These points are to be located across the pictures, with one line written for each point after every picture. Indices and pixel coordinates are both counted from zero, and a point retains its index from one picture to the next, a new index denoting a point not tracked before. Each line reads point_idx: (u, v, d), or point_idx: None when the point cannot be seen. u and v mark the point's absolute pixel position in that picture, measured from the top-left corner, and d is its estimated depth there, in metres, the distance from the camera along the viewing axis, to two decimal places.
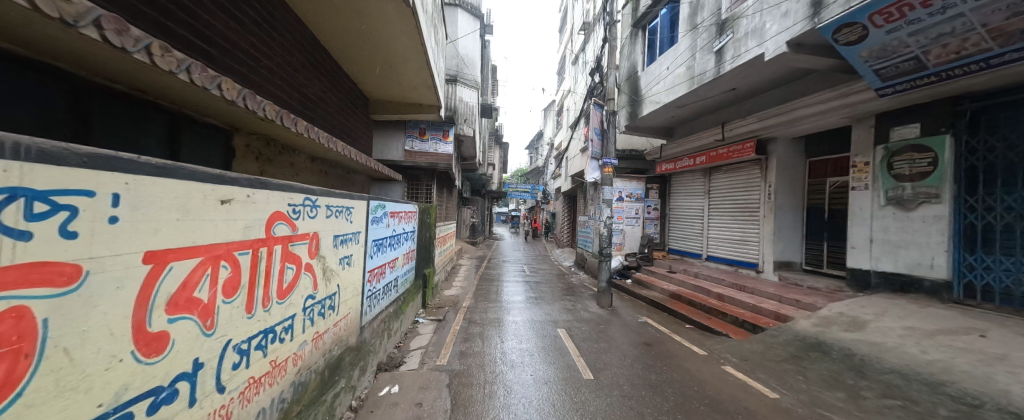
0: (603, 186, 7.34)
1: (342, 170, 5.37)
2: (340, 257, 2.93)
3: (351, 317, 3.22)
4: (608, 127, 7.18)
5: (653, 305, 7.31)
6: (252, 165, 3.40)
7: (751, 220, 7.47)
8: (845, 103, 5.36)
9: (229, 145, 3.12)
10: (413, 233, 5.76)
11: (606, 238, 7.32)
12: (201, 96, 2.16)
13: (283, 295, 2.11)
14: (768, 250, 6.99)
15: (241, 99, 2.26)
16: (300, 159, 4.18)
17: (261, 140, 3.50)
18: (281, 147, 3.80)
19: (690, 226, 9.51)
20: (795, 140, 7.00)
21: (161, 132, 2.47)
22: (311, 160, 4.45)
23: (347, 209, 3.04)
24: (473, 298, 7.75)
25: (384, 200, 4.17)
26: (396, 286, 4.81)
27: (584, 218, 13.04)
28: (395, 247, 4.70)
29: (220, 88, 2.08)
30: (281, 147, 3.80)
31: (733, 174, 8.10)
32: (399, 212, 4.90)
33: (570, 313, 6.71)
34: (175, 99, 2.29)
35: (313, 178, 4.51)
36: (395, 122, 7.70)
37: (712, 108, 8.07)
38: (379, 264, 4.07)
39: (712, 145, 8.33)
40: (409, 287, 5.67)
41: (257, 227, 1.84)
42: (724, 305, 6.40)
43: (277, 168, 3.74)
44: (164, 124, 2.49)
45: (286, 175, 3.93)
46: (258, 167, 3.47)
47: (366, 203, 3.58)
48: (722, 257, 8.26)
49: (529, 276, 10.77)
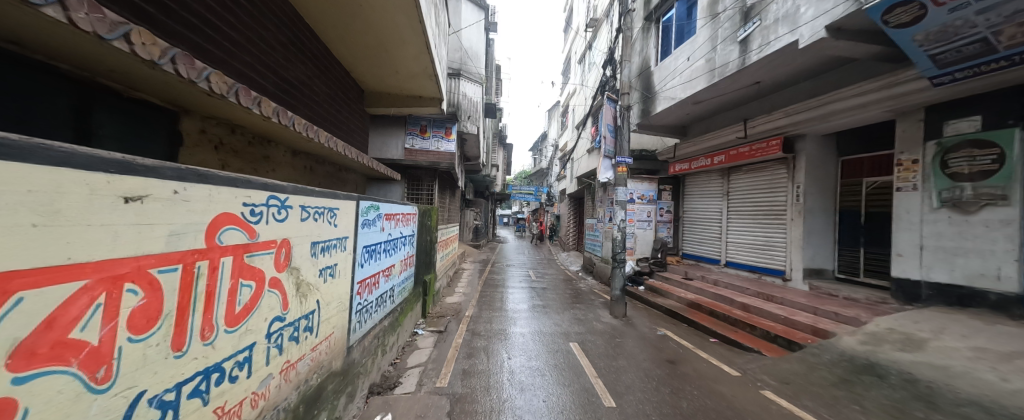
0: (616, 186, 6.84)
1: (331, 167, 4.93)
2: (320, 268, 2.47)
3: (335, 337, 2.75)
4: (622, 123, 6.74)
5: (670, 315, 6.78)
6: (210, 155, 2.96)
7: (776, 224, 6.93)
8: (889, 95, 4.82)
9: (177, 130, 2.67)
10: (411, 237, 5.28)
11: (619, 242, 6.80)
12: (110, 56, 1.64)
13: (234, 321, 1.64)
14: (797, 257, 6.44)
15: (168, 62, 1.71)
16: (276, 152, 3.74)
17: (222, 126, 3.05)
18: (250, 137, 3.37)
19: (707, 229, 8.96)
20: (825, 137, 6.45)
21: (74, 109, 2.01)
22: (291, 154, 4.00)
23: (330, 210, 2.58)
24: (477, 306, 7.26)
25: (378, 201, 3.72)
26: (391, 296, 4.32)
27: (592, 221, 12.56)
28: (391, 253, 4.23)
29: (128, 40, 1.51)
30: (248, 136, 3.35)
31: (755, 174, 7.55)
32: (397, 215, 4.43)
33: (582, 324, 6.18)
34: (91, 65, 1.81)
35: (293, 174, 4.06)
36: (395, 118, 7.27)
37: (732, 104, 7.55)
38: (372, 273, 3.61)
39: (732, 143, 7.80)
40: (407, 297, 5.19)
41: (188, 234, 1.35)
42: (750, 316, 5.85)
43: (243, 160, 3.30)
44: (78, 98, 2.03)
45: (256, 169, 3.48)
46: (218, 159, 3.03)
47: (356, 203, 3.12)
48: (743, 263, 7.71)
49: (535, 282, 10.26)
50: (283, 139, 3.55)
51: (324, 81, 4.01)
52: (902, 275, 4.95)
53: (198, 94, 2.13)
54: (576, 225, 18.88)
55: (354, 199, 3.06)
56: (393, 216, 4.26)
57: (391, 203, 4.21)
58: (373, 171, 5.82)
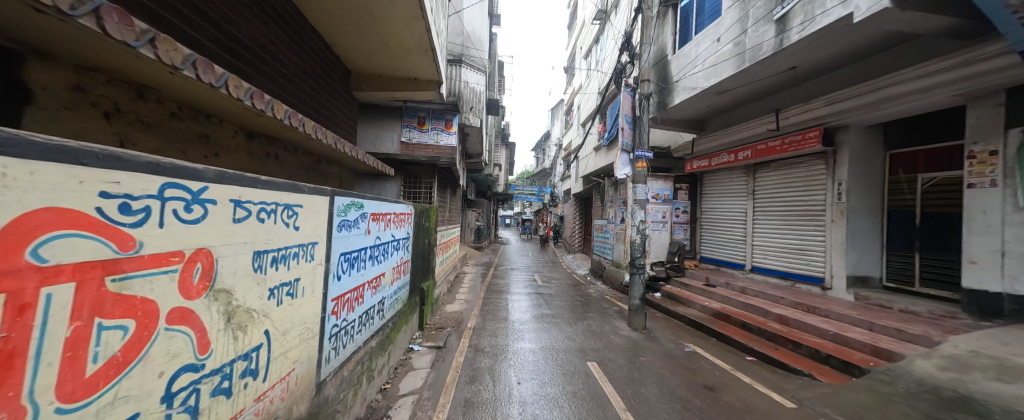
0: (634, 184, 6.16)
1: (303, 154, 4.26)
2: (272, 288, 1.82)
3: (298, 375, 2.10)
4: (642, 112, 6.06)
5: (695, 327, 6.10)
6: (107, 128, 2.14)
7: (811, 226, 6.26)
8: (963, 76, 4.10)
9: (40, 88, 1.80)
10: (406, 240, 4.63)
11: (638, 246, 6.11)
12: None
13: (79, 392, 0.95)
14: (839, 263, 5.76)
15: None
16: (216, 129, 2.99)
17: (124, 88, 2.22)
18: (171, 107, 2.56)
19: (729, 231, 8.26)
20: (870, 128, 5.77)
21: None
22: (240, 134, 3.28)
23: (288, 208, 1.93)
24: (480, 316, 6.59)
25: (364, 199, 3.09)
26: (380, 310, 3.67)
27: (601, 222, 11.89)
28: (380, 260, 3.60)
29: None
30: (174, 106, 2.60)
31: (786, 171, 6.86)
32: (388, 215, 3.79)
33: (598, 339, 5.48)
34: None
35: (246, 160, 3.35)
36: (390, 108, 6.63)
37: (762, 93, 6.85)
38: (355, 286, 2.97)
39: (760, 138, 7.12)
40: (401, 308, 4.54)
41: None
42: (790, 331, 5.15)
43: (163, 137, 2.52)
44: None
45: (192, 153, 2.76)
46: (121, 134, 2.23)
47: (330, 199, 2.47)
48: (773, 269, 7.00)
49: (542, 288, 9.58)
50: (230, 115, 2.85)
51: (292, 47, 3.33)
52: (977, 286, 4.25)
53: (60, 25, 1.35)
54: (581, 226, 18.17)
55: (328, 193, 2.41)
56: (383, 216, 3.62)
57: (382, 200, 3.59)
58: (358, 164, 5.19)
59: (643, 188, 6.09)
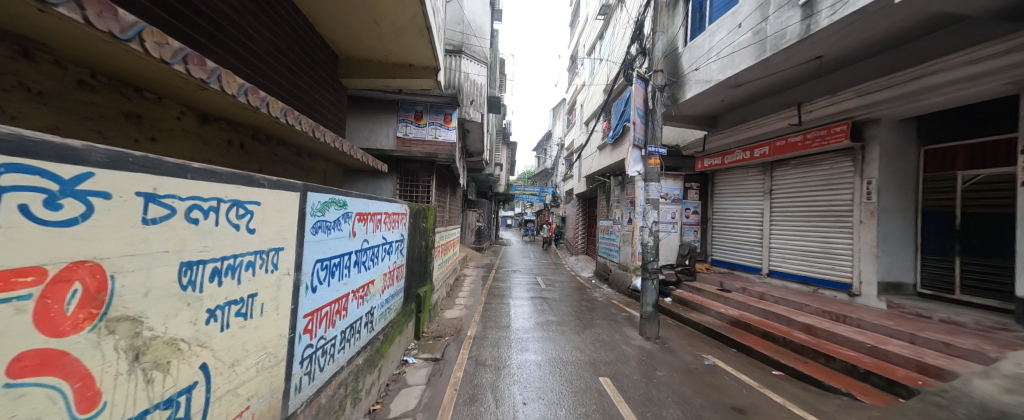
0: (647, 183, 5.74)
1: (270, 142, 3.82)
2: (212, 310, 1.40)
3: (255, 414, 1.68)
4: (655, 105, 5.66)
5: (712, 336, 5.67)
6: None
7: (836, 228, 5.85)
8: (1018, 61, 3.67)
9: None
10: (399, 243, 4.22)
11: (651, 249, 5.66)
12: None
13: None
14: (868, 268, 5.33)
15: None
16: (150, 106, 2.51)
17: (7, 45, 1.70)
18: (81, 73, 2.06)
19: (744, 232, 7.83)
20: (902, 122, 5.34)
21: None
22: (184, 114, 2.79)
23: (236, 205, 1.51)
24: (480, 323, 6.19)
25: (348, 196, 2.68)
26: (368, 322, 3.27)
27: (607, 223, 11.47)
28: (368, 266, 3.19)
29: None
30: (85, 72, 2.08)
31: (808, 169, 6.43)
32: (377, 215, 3.39)
33: (608, 350, 5.06)
34: None
35: (193, 146, 2.88)
36: (385, 101, 6.24)
37: (782, 85, 6.43)
38: (337, 298, 2.56)
39: (779, 133, 6.69)
40: (394, 318, 4.13)
41: None
42: (820, 342, 4.71)
43: (70, 112, 2.02)
44: None
45: (115, 135, 2.28)
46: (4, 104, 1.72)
47: (302, 196, 2.05)
48: (794, 273, 6.57)
49: (545, 292, 9.15)
50: (169, 91, 2.40)
51: (260, 18, 2.95)
52: None
53: None
54: (585, 227, 17.76)
55: (298, 188, 1.99)
56: (372, 216, 3.22)
57: (371, 199, 3.19)
58: (345, 159, 4.79)
59: (656, 187, 5.67)
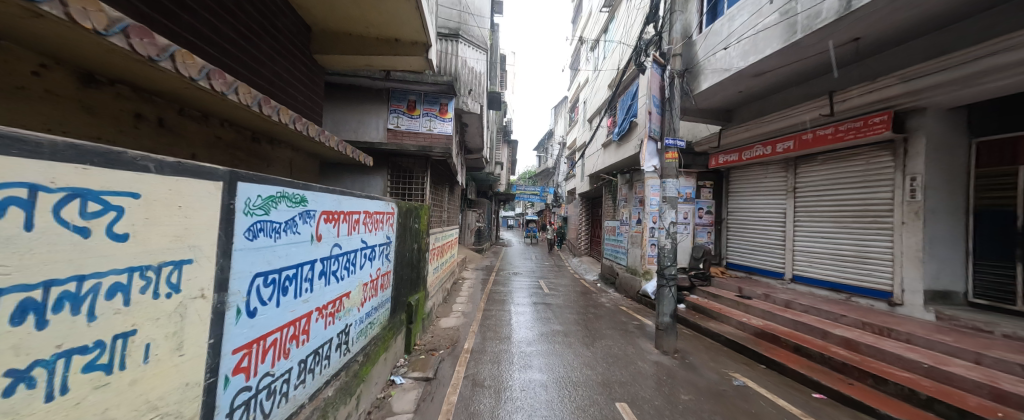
0: (663, 179, 5.17)
1: (203, 120, 3.02)
2: (25, 370, 0.81)
3: None
4: (672, 93, 5.06)
5: (737, 350, 5.10)
6: None
7: (872, 230, 5.29)
8: None
9: None
10: (385, 246, 3.67)
11: (668, 252, 5.09)
12: None
13: None
14: (912, 274, 4.76)
15: None
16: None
17: None
18: None
19: (765, 234, 7.25)
20: (950, 111, 4.77)
21: None
22: (46, 67, 1.86)
23: (81, 198, 0.91)
24: (478, 333, 5.63)
25: (308, 191, 2.12)
26: (341, 344, 2.70)
27: (613, 223, 10.90)
28: (340, 276, 2.64)
29: None
30: None
31: (839, 164, 5.85)
32: (354, 214, 2.84)
33: (622, 366, 4.50)
34: None
35: (65, 115, 1.99)
36: (375, 90, 5.68)
37: (809, 72, 5.87)
38: (291, 321, 2.00)
39: (806, 125, 6.12)
40: (378, 332, 3.58)
41: None
42: (865, 360, 4.15)
43: None
44: None
45: None
46: None
47: (228, 187, 1.48)
48: (824, 279, 5.99)
49: (548, 297, 8.60)
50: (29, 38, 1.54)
51: None
52: None
53: None
54: (588, 228, 17.21)
55: (221, 177, 1.42)
56: (346, 215, 2.68)
57: (343, 194, 2.64)
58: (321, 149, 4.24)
59: (675, 185, 5.10)
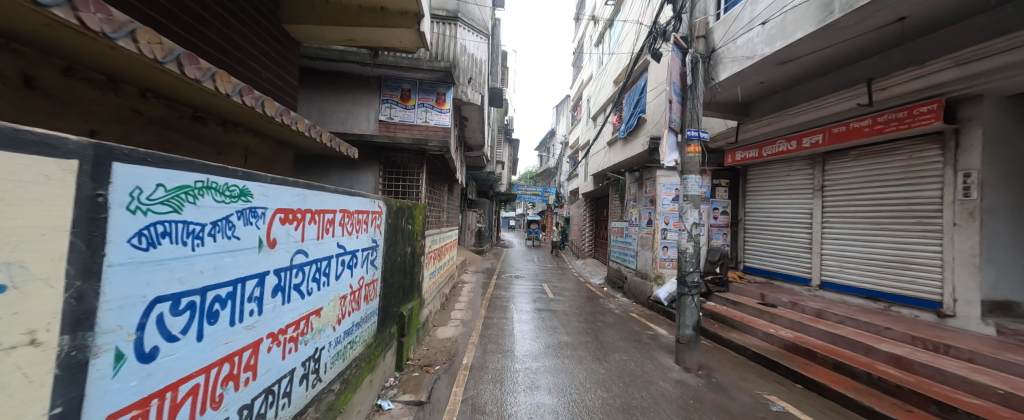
0: (684, 176, 4.65)
1: (110, 87, 2.45)
2: None
3: None
4: (695, 79, 4.54)
5: (766, 367, 4.58)
6: None
7: (916, 232, 4.77)
8: None
9: None
10: (370, 251, 3.15)
11: (690, 257, 4.56)
12: None
13: None
14: (967, 283, 4.23)
15: None
16: None
17: None
18: None
19: (788, 236, 6.73)
20: (1008, 99, 4.24)
21: None
22: None
23: None
24: (478, 346, 5.10)
25: (253, 182, 1.59)
26: (309, 375, 2.18)
27: (621, 224, 10.37)
28: (307, 291, 2.12)
29: None
30: None
31: (875, 161, 5.33)
32: (326, 213, 2.31)
33: (640, 386, 3.98)
34: None
35: None
36: (365, 78, 5.19)
37: (842, 59, 5.33)
38: (225, 357, 1.46)
39: (839, 117, 5.59)
40: (361, 352, 3.05)
41: None
42: (925, 383, 3.60)
43: None
44: None
45: None
46: None
47: (90, 169, 0.92)
48: (858, 287, 5.47)
49: (553, 302, 8.07)
50: None
51: None
52: None
53: None
54: (592, 229, 16.70)
55: (72, 152, 0.87)
56: (315, 214, 2.16)
57: (310, 188, 2.11)
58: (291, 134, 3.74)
59: (697, 183, 4.58)
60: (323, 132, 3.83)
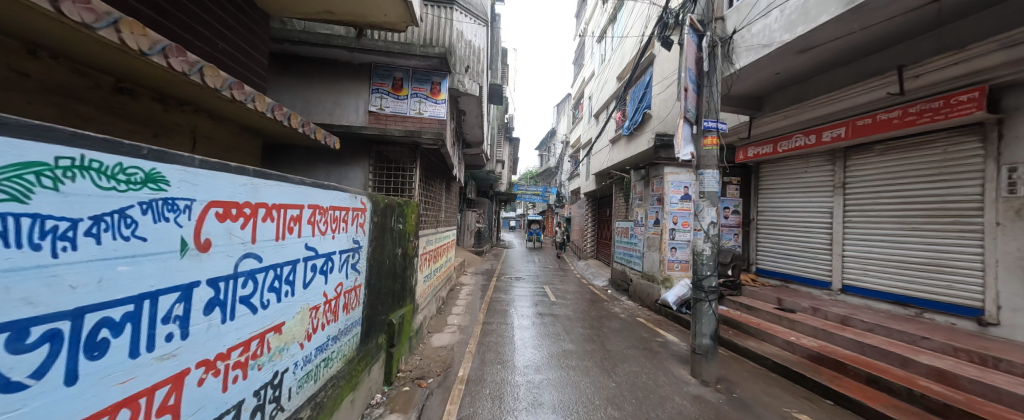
0: (700, 171, 4.27)
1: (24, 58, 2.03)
2: None
3: None
4: (712, 66, 4.15)
5: (790, 380, 4.18)
6: None
7: (952, 232, 4.39)
8: None
9: None
10: (350, 253, 2.77)
11: (706, 259, 4.17)
12: None
13: None
14: (1012, 288, 3.85)
15: None
16: None
17: None
18: None
19: (805, 237, 6.35)
20: None
21: None
22: None
23: None
24: (475, 355, 4.72)
25: (167, 163, 1.18)
26: (264, 408, 1.77)
27: (625, 224, 10.00)
28: (261, 304, 1.72)
29: None
30: None
31: (903, 155, 4.96)
32: (288, 210, 1.92)
33: (653, 402, 3.59)
34: None
35: None
36: (354, 66, 4.83)
37: (868, 47, 4.94)
38: (123, 402, 1.06)
39: (862, 109, 5.21)
40: (339, 369, 2.66)
41: None
42: (975, 401, 3.21)
43: None
44: None
45: None
46: None
47: None
48: (885, 291, 5.08)
49: (555, 306, 7.69)
50: None
51: None
52: None
53: None
54: (594, 229, 16.31)
55: None
56: (273, 210, 1.76)
57: (264, 177, 1.71)
58: (249, 115, 3.36)
59: (715, 179, 4.18)
60: (288, 114, 3.45)
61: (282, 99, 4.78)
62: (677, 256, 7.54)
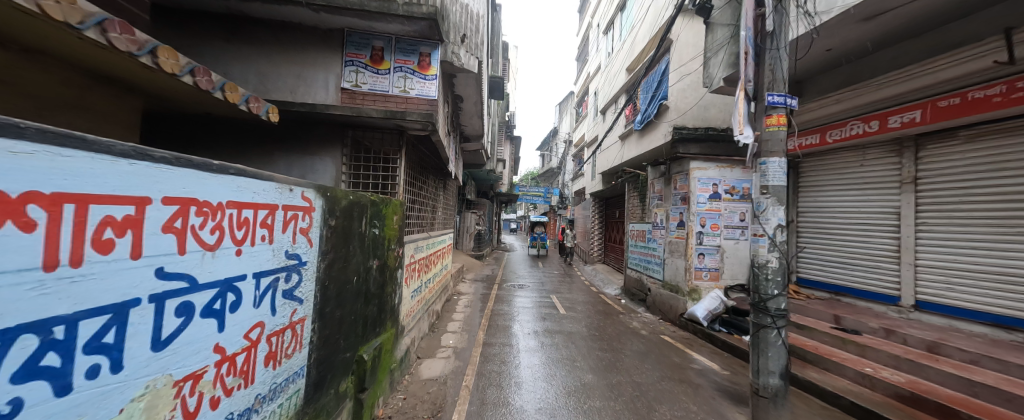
0: (761, 160, 3.30)
1: None
2: None
3: None
4: (779, 22, 3.20)
5: None
6: None
7: None
8: None
9: None
10: (279, 275, 1.82)
11: (775, 272, 3.21)
12: None
13: None
14: None
15: None
16: None
17: None
18: None
19: (861, 242, 5.40)
20: None
21: None
22: None
23: None
24: (474, 393, 3.74)
25: None
26: None
27: (641, 226, 9.07)
28: None
29: None
30: None
31: (999, 142, 4.02)
32: (92, 204, 0.91)
33: None
34: None
35: None
36: (323, 32, 3.94)
37: (953, 10, 4.01)
38: None
39: (943, 87, 4.29)
40: None
41: None
42: None
43: None
44: None
45: None
46: None
47: None
48: (979, 309, 4.12)
49: (566, 321, 6.74)
50: None
51: None
52: None
53: None
54: (603, 231, 15.32)
55: None
56: (23, 207, 0.74)
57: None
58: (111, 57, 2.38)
59: (782, 170, 3.19)
60: (150, 48, 2.33)
61: (231, 72, 3.89)
62: (705, 263, 6.60)
